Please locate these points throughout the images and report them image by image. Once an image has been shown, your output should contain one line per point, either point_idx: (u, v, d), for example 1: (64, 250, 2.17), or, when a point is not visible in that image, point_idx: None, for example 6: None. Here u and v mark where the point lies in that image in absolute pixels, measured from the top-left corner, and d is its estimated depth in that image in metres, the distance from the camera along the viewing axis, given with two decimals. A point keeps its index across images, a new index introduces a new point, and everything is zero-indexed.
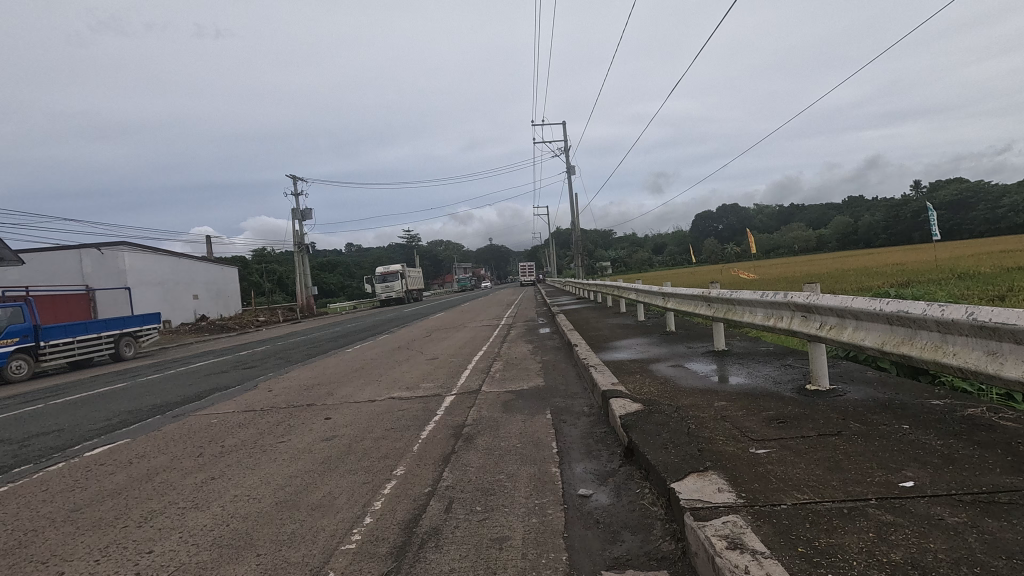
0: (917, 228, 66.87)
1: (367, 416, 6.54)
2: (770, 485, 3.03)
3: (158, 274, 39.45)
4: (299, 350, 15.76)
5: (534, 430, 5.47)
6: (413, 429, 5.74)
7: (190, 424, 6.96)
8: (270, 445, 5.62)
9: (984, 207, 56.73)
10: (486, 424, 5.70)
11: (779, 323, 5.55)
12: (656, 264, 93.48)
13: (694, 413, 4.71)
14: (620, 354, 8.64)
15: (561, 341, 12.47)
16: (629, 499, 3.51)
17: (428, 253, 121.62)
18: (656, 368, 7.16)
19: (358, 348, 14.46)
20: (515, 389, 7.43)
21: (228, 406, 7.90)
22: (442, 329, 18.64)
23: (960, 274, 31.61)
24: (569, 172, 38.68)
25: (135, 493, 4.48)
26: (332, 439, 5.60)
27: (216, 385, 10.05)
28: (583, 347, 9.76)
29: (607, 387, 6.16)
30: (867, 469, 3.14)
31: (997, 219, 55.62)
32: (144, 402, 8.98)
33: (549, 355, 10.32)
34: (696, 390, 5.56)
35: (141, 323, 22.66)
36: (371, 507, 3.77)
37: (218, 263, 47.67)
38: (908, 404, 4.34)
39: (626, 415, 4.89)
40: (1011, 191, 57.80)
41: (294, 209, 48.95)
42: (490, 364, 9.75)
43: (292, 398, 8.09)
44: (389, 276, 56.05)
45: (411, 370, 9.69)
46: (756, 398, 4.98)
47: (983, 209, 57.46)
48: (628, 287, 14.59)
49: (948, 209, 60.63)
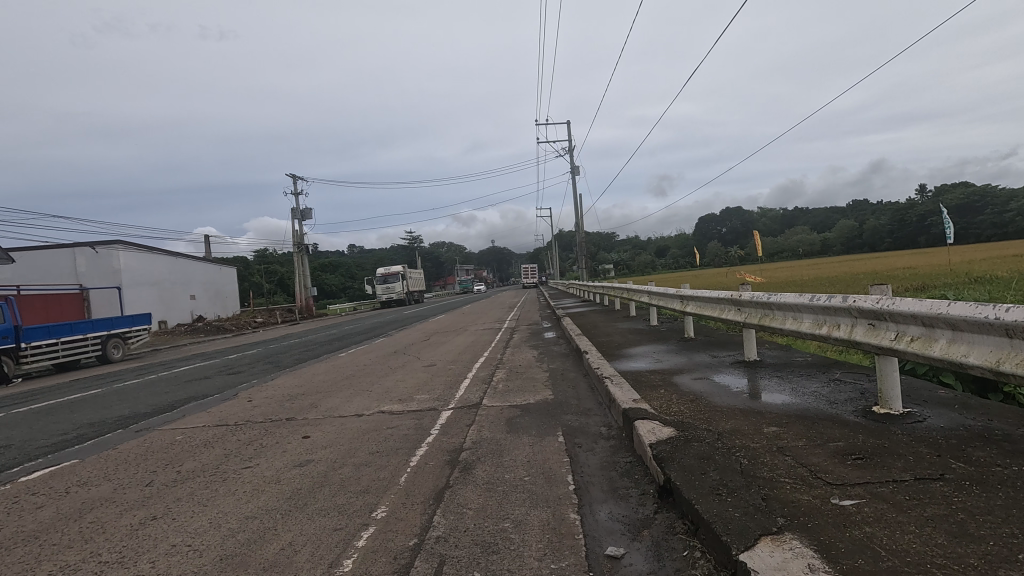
0: (923, 232, 66.04)
1: (351, 435, 5.70)
2: (882, 566, 2.17)
3: (154, 274, 38.71)
4: (289, 354, 14.90)
5: (544, 456, 4.61)
6: (402, 454, 4.89)
7: (150, 442, 6.12)
8: (233, 473, 4.77)
9: (992, 211, 55.90)
10: (487, 448, 4.84)
11: (835, 331, 4.69)
12: (659, 267, 92.48)
13: (741, 442, 3.86)
14: (637, 364, 7.77)
15: (568, 347, 11.61)
16: (676, 566, 2.67)
17: (430, 254, 121.03)
18: (681, 380, 6.31)
19: (352, 353, 13.59)
20: (521, 403, 6.56)
21: (199, 419, 7.08)
22: (442, 332, 17.76)
23: (974, 278, 30.73)
24: (574, 172, 37.77)
25: (55, 538, 3.65)
26: (307, 465, 4.76)
27: (194, 394, 9.22)
28: (594, 355, 8.90)
29: (627, 405, 5.30)
30: (1010, 539, 2.28)
31: (1005, 223, 54.78)
32: (111, 412, 8.17)
33: (557, 363, 9.44)
34: (736, 411, 4.69)
35: (130, 324, 21.87)
36: (337, 569, 2.93)
37: (215, 263, 46.88)
38: (1011, 434, 3.48)
39: (657, 443, 4.03)
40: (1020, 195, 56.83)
41: (294, 209, 48.24)
42: (492, 373, 8.88)
43: (270, 411, 7.24)
44: (390, 278, 55.22)
45: (406, 379, 8.85)
46: (814, 423, 4.12)
47: (990, 213, 56.60)
48: (639, 289, 13.74)
49: (956, 213, 59.78)
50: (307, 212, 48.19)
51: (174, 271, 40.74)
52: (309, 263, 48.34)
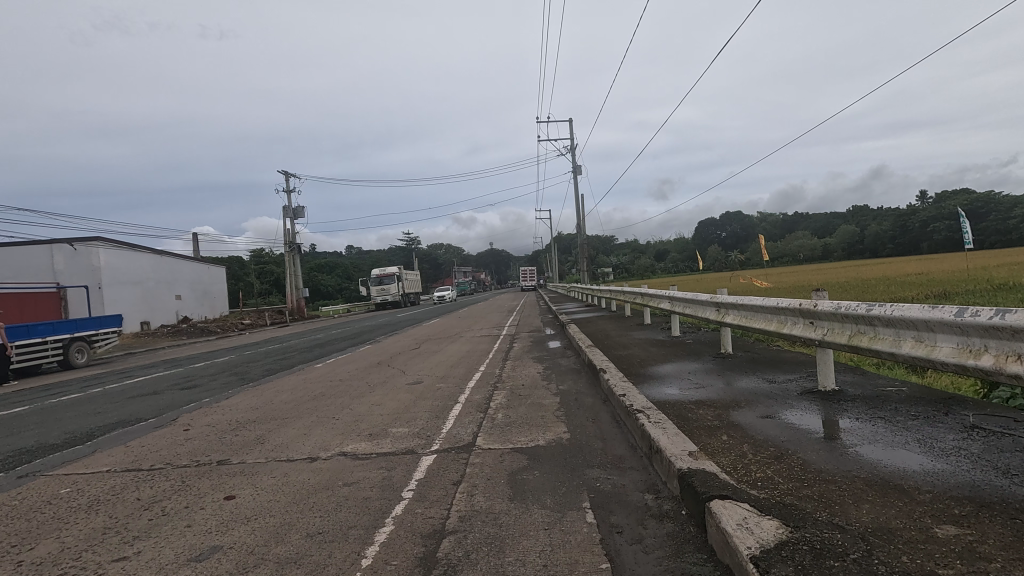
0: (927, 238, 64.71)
1: (291, 496, 4.08)
2: None
3: (137, 273, 36.98)
4: (261, 363, 13.28)
5: (569, 553, 2.97)
6: (352, 541, 3.27)
7: (23, 497, 4.50)
8: (94, 572, 3.13)
9: (996, 218, 54.87)
10: (481, 536, 3.22)
11: (1014, 364, 3.07)
12: (658, 271, 91.09)
13: (918, 561, 2.25)
14: (671, 390, 6.14)
15: (577, 360, 10.01)
16: None
17: (428, 257, 119.79)
18: (742, 417, 4.73)
19: (330, 363, 11.94)
20: (527, 447, 4.93)
21: (110, 459, 5.46)
22: (435, 339, 16.10)
23: (996, 285, 29.16)
24: (575, 171, 36.30)
25: None
26: (206, 560, 3.14)
27: (127, 417, 7.59)
28: (614, 374, 7.30)
29: (684, 463, 3.68)
30: None
31: (1009, 230, 53.39)
32: (14, 442, 6.55)
33: (568, 383, 7.80)
34: (864, 485, 3.06)
35: (97, 326, 20.20)
36: None
37: (203, 261, 45.25)
38: None
39: (765, 554, 2.40)
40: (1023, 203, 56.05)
41: (287, 207, 46.78)
42: (490, 396, 7.27)
43: (201, 448, 5.60)
44: (385, 279, 53.61)
45: (382, 403, 7.23)
46: (1017, 518, 2.51)
47: (994, 219, 55.35)
48: (657, 295, 12.17)
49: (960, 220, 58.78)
50: (299, 210, 46.55)
51: (158, 270, 39.09)
52: (301, 263, 46.72)
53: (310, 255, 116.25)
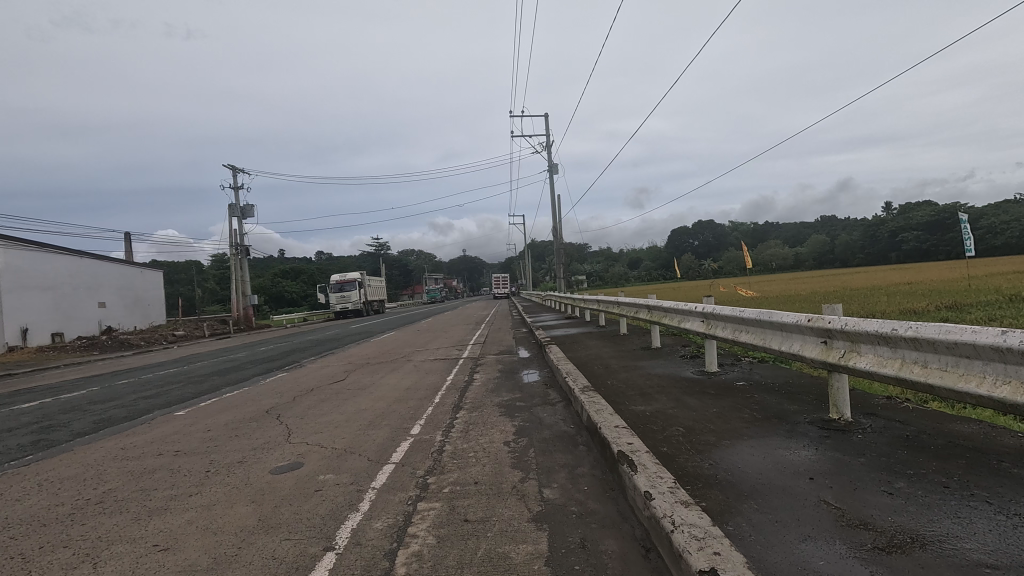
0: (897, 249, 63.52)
1: None
2: None
3: (48, 275, 32.04)
4: (114, 404, 9.28)
5: None
6: None
7: None
8: None
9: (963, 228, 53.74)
10: None
11: None
12: (630, 280, 88.76)
13: None
14: (825, 557, 2.52)
15: (567, 416, 6.33)
16: None
17: (397, 263, 115.86)
18: None
19: (198, 411, 7.97)
20: None
21: None
22: (375, 364, 12.25)
23: (1007, 295, 26.61)
24: (551, 170, 33.11)
25: None
26: None
27: None
28: (654, 476, 3.66)
29: None
30: None
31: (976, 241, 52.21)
32: None
33: (560, 486, 4.13)
34: None
35: None
36: None
37: (135, 265, 40.31)
38: None
39: None
40: (991, 213, 55.03)
41: (234, 205, 42.42)
42: (404, 527, 3.54)
43: None
44: (346, 285, 49.32)
45: (175, 545, 3.45)
46: None
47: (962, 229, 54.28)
48: (675, 309, 8.65)
49: (930, 230, 57.43)
50: (248, 208, 42.10)
51: (75, 273, 34.07)
52: (248, 268, 42.18)
53: (270, 259, 110.14)
